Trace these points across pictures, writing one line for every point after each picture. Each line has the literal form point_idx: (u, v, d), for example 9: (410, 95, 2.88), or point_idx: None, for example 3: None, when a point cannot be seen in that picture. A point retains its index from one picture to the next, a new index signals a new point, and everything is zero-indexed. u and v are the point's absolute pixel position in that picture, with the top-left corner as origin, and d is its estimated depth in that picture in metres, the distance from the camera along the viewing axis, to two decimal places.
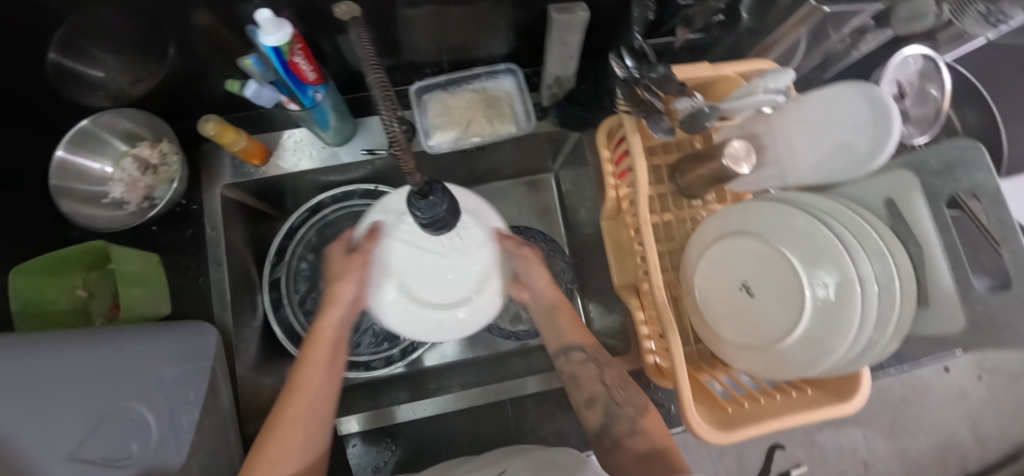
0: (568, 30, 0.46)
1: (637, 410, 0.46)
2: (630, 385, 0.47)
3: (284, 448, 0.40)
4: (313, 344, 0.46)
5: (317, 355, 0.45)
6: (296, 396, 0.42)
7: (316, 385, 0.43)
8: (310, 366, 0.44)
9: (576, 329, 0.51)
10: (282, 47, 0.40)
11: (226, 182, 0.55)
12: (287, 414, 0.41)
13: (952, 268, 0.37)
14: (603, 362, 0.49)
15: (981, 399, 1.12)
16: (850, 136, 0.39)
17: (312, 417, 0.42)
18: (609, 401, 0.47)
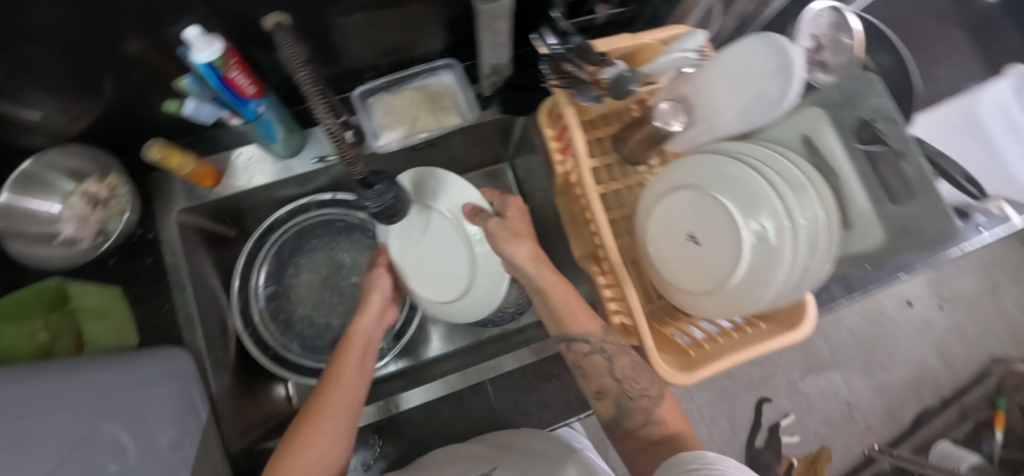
0: (494, 18, 0.47)
1: (653, 401, 0.48)
2: (641, 375, 0.48)
3: (317, 436, 0.43)
4: (348, 346, 0.52)
5: (353, 357, 0.51)
6: (331, 391, 0.46)
7: (349, 382, 0.48)
8: (345, 365, 0.50)
9: (578, 313, 0.50)
10: (216, 63, 0.41)
11: (181, 208, 0.55)
12: (324, 406, 0.45)
13: (867, 190, 0.40)
14: (611, 354, 0.49)
15: (945, 327, 1.19)
16: (762, 83, 0.43)
17: (343, 410, 0.45)
18: (621, 396, 0.49)
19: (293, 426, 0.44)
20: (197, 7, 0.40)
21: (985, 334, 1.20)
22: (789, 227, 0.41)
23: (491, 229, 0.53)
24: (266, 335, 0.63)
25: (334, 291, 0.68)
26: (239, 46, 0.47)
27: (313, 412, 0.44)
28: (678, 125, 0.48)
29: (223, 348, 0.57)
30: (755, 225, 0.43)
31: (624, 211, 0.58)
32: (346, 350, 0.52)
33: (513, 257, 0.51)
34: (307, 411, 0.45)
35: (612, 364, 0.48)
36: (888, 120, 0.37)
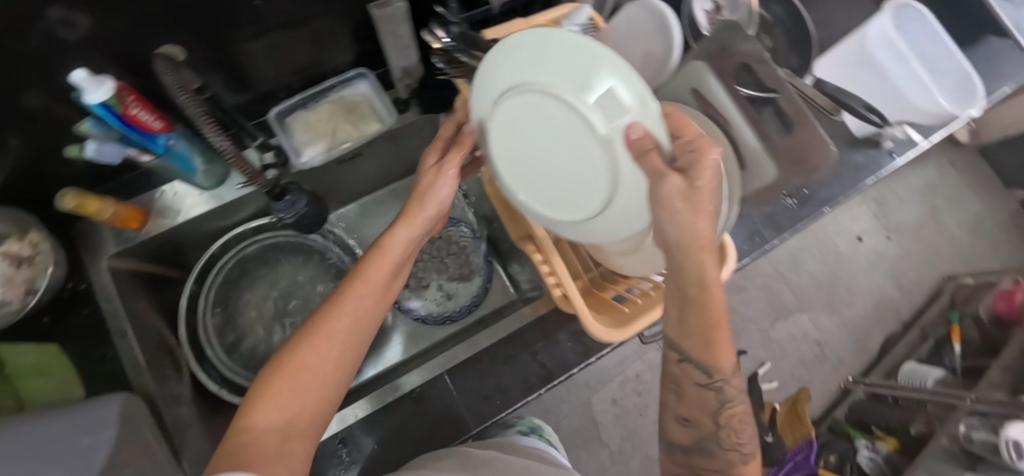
0: (393, 22, 0.51)
1: (741, 457, 0.42)
2: (740, 429, 0.41)
3: (316, 357, 0.35)
4: (377, 257, 0.41)
5: (378, 271, 0.40)
6: (341, 309, 0.38)
7: (362, 305, 0.39)
8: (367, 278, 0.40)
9: (727, 352, 0.38)
10: (111, 101, 0.41)
11: (110, 253, 0.54)
12: (331, 323, 0.37)
13: (752, 128, 0.43)
14: (729, 398, 0.41)
15: (895, 255, 1.26)
16: (649, 46, 0.47)
17: (349, 334, 0.38)
18: (711, 440, 0.41)
19: (294, 335, 0.37)
20: (87, 46, 0.40)
21: (932, 255, 1.27)
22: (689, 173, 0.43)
23: (662, 192, 0.31)
24: (224, 367, 0.61)
25: (287, 312, 0.69)
26: (142, 82, 0.48)
27: (319, 325, 0.37)
28: None
29: (181, 386, 0.56)
30: None
31: None
32: (376, 256, 0.41)
33: (679, 246, 0.34)
34: (311, 322, 0.37)
35: (722, 409, 0.41)
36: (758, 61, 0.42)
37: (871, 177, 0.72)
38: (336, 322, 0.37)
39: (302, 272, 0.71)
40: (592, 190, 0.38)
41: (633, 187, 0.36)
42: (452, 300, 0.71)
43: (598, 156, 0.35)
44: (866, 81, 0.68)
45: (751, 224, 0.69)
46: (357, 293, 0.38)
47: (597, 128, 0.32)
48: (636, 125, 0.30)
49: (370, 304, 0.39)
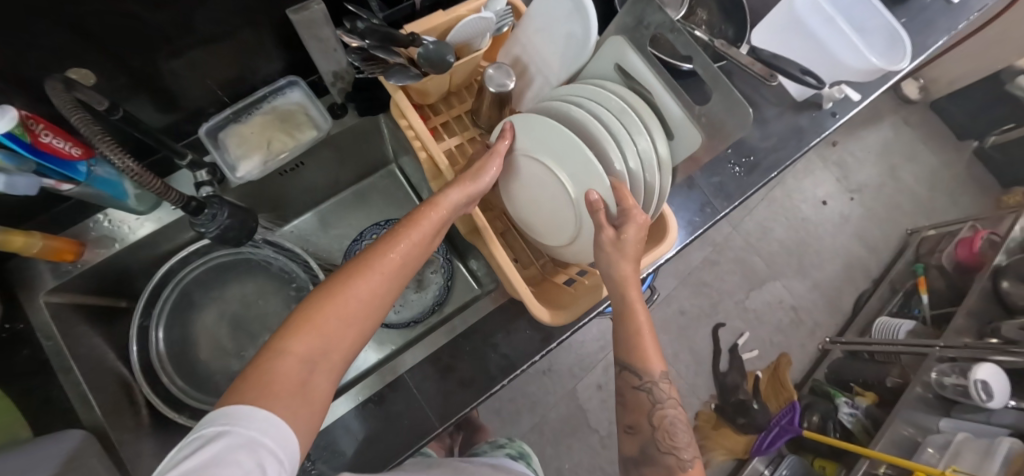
0: (314, 26, 0.50)
1: (681, 462, 0.43)
2: (676, 430, 0.44)
3: (356, 299, 0.34)
4: (424, 215, 0.41)
5: (425, 230, 0.40)
6: (386, 259, 0.37)
7: (405, 261, 0.38)
8: (414, 233, 0.40)
9: (657, 354, 0.44)
10: (16, 131, 0.39)
11: (48, 288, 0.53)
12: (375, 271, 0.36)
13: (675, 97, 0.43)
14: (661, 402, 0.44)
15: (859, 215, 1.29)
16: (571, 26, 0.47)
17: (385, 285, 0.36)
18: (649, 443, 0.44)
19: (342, 270, 0.36)
20: None
21: (894, 212, 1.31)
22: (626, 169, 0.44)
23: (598, 239, 0.43)
24: (181, 394, 0.60)
25: (246, 331, 0.67)
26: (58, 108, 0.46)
27: (363, 269, 0.36)
28: (514, 84, 0.50)
29: (135, 416, 0.55)
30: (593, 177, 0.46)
31: None
32: (425, 214, 0.41)
33: (614, 277, 0.44)
34: (357, 264, 0.36)
35: (653, 410, 0.44)
36: (671, 30, 0.42)
37: (816, 139, 0.73)
38: (373, 270, 0.36)
39: (258, 288, 0.69)
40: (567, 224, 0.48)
41: (590, 236, 0.47)
42: (414, 302, 0.70)
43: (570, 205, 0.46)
44: (796, 44, 0.70)
45: (702, 196, 0.69)
46: (395, 251, 0.38)
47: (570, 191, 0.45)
48: (591, 191, 0.42)
49: (402, 270, 0.38)
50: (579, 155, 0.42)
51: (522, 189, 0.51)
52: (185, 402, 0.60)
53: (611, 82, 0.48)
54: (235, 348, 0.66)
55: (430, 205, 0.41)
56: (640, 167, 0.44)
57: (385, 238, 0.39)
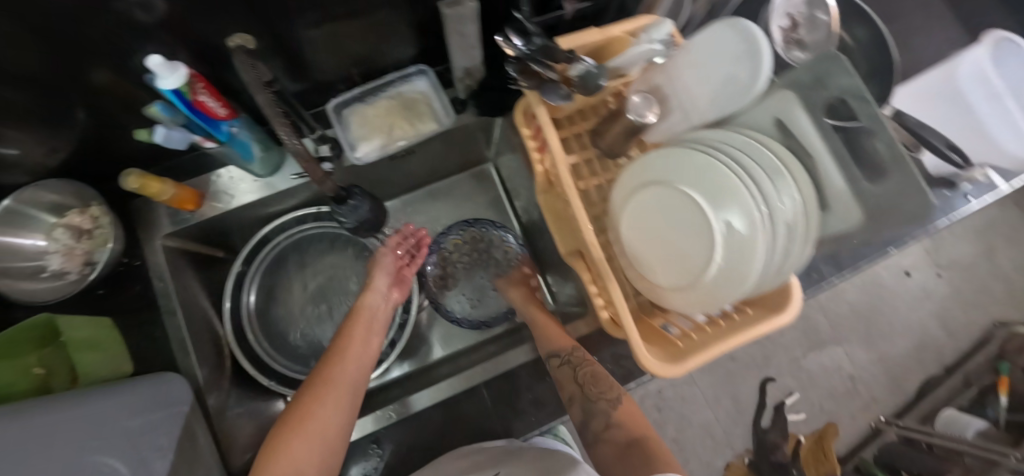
0: (462, 21, 0.48)
1: (610, 403, 0.49)
2: (601, 381, 0.50)
3: (325, 403, 0.46)
4: (355, 320, 0.57)
5: (359, 331, 0.56)
6: (336, 364, 0.51)
7: (354, 356, 0.52)
8: (351, 338, 0.54)
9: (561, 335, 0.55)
10: (182, 88, 0.41)
11: (165, 232, 0.56)
12: (330, 376, 0.49)
13: (842, 171, 0.40)
14: (577, 364, 0.51)
15: (942, 294, 1.19)
16: (733, 70, 0.42)
17: (346, 382, 0.49)
18: (586, 400, 0.49)
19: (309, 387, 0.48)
20: (162, 29, 0.40)
21: (983, 297, 1.20)
22: (768, 211, 0.42)
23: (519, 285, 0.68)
24: (263, 352, 0.65)
25: (327, 303, 0.70)
26: (211, 67, 0.48)
27: (316, 383, 0.48)
28: (654, 117, 0.48)
29: (218, 367, 0.58)
30: (725, 218, 0.44)
31: (605, 207, 0.58)
32: (351, 324, 0.56)
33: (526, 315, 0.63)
34: (317, 379, 0.49)
35: (577, 372, 0.50)
36: (857, 97, 0.38)
37: (943, 219, 0.66)
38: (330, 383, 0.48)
39: (342, 263, 0.71)
40: (698, 257, 0.45)
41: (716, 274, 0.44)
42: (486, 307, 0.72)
43: (705, 237, 0.45)
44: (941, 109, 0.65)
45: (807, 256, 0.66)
46: (340, 363, 0.51)
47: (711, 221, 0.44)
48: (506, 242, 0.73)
49: (358, 372, 0.51)
50: (730, 180, 0.43)
51: (634, 229, 0.50)
52: (262, 360, 0.64)
53: (766, 137, 0.45)
54: (315, 317, 0.69)
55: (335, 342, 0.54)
56: (784, 208, 0.42)
57: (325, 357, 0.52)
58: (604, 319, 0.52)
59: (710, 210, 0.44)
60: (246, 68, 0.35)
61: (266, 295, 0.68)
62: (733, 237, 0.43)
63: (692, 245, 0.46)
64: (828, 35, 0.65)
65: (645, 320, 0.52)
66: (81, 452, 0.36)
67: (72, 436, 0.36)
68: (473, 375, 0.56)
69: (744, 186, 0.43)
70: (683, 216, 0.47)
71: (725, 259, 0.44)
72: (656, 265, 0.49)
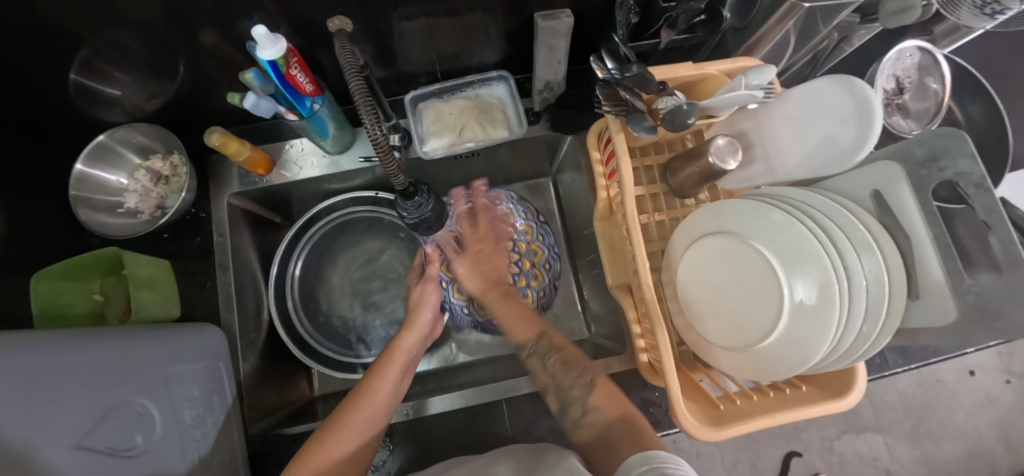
0: (554, 36, 0.49)
1: (586, 390, 0.48)
2: (571, 368, 0.49)
3: (338, 451, 0.46)
4: (392, 357, 0.52)
5: (393, 370, 0.51)
6: (361, 410, 0.48)
7: (383, 400, 0.49)
8: (383, 379, 0.50)
9: (513, 321, 0.52)
10: (278, 61, 0.42)
11: (233, 191, 0.60)
12: (348, 422, 0.47)
13: (944, 260, 0.36)
14: (544, 354, 0.50)
15: (1009, 405, 1.01)
16: (834, 129, 0.40)
17: (363, 433, 0.47)
18: (561, 390, 0.49)
19: (329, 423, 0.47)
20: (274, 7, 0.42)
21: None
22: (848, 286, 0.38)
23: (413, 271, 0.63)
24: (296, 318, 0.66)
25: (366, 285, 0.71)
26: (309, 46, 0.50)
27: (336, 430, 0.46)
28: (736, 163, 0.46)
29: (255, 330, 0.61)
30: (795, 286, 0.40)
31: (663, 246, 0.56)
32: (387, 361, 0.52)
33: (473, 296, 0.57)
34: (337, 416, 0.48)
35: (546, 363, 0.50)
36: (975, 185, 0.34)
37: None
38: (349, 425, 0.47)
39: (385, 250, 0.72)
40: (760, 322, 0.42)
41: (772, 344, 0.41)
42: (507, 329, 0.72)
43: (772, 303, 0.42)
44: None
45: None
46: (368, 402, 0.48)
47: (781, 289, 0.41)
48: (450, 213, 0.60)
49: (386, 408, 0.50)
50: (810, 246, 0.40)
51: (694, 281, 0.47)
52: (298, 332, 0.65)
53: (858, 206, 0.42)
54: (350, 296, 0.70)
55: (374, 376, 0.50)
56: (864, 287, 0.38)
57: (351, 395, 0.50)
58: (643, 362, 0.50)
59: (786, 281, 0.40)
60: (341, 51, 0.34)
61: (314, 262, 0.69)
62: (801, 308, 0.40)
63: (757, 308, 0.43)
64: (937, 105, 0.61)
65: (686, 373, 0.50)
66: (121, 390, 0.38)
67: (119, 370, 0.39)
68: (492, 389, 0.57)
69: (827, 256, 0.39)
70: (750, 274, 0.44)
71: (788, 332, 0.40)
72: (711, 319, 0.46)
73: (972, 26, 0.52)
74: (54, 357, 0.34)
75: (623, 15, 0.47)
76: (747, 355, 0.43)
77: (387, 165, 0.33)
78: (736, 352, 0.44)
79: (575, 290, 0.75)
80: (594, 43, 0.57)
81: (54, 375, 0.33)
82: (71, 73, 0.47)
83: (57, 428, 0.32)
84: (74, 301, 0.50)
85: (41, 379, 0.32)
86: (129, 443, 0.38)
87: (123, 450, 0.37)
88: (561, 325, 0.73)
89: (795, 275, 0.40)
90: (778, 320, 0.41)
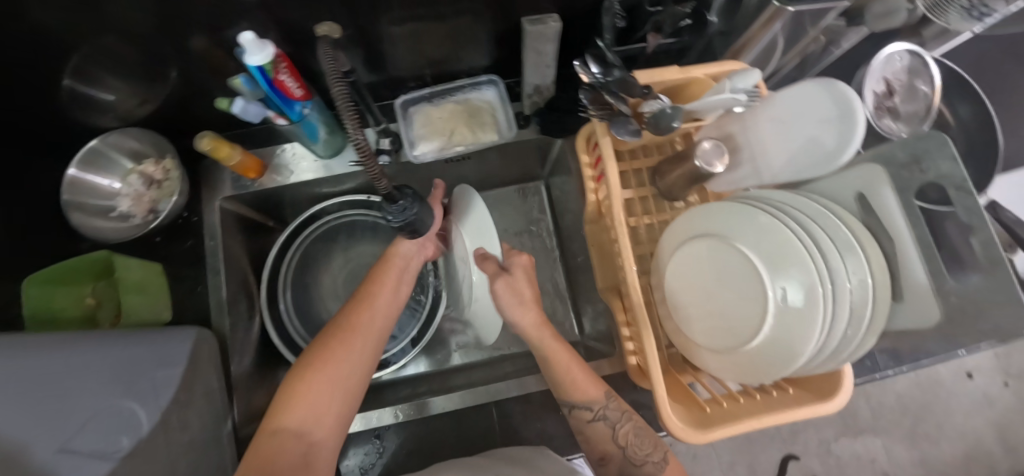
0: (541, 40, 0.49)
1: (658, 466, 0.45)
2: (645, 438, 0.47)
3: (343, 356, 0.44)
4: (387, 266, 0.52)
5: (389, 276, 0.52)
6: (363, 314, 0.48)
7: (382, 307, 0.50)
8: (382, 284, 0.51)
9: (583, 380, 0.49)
10: (266, 66, 0.42)
11: (225, 194, 0.60)
12: (354, 325, 0.47)
13: (926, 263, 0.36)
14: (615, 421, 0.48)
15: (1008, 406, 1.00)
16: (816, 132, 0.40)
17: (365, 338, 0.47)
18: (625, 463, 0.46)
19: (324, 342, 0.45)
20: (262, 15, 0.43)
21: None
22: (832, 288, 0.38)
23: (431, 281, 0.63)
24: (289, 320, 0.66)
25: (359, 288, 0.71)
26: (298, 51, 0.50)
27: (338, 332, 0.46)
28: (722, 167, 0.46)
29: (247, 333, 0.61)
30: (778, 283, 0.40)
31: (651, 248, 0.56)
32: (384, 268, 0.52)
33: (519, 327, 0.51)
34: (337, 326, 0.47)
35: (616, 431, 0.47)
36: (958, 186, 0.34)
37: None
38: (353, 327, 0.46)
39: (377, 253, 0.73)
40: (747, 321, 0.42)
41: (759, 342, 0.41)
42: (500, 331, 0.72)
43: (758, 297, 0.42)
44: (1015, 195, 0.66)
45: None
46: (370, 308, 0.49)
47: (766, 285, 0.41)
48: None
49: (386, 312, 0.50)
50: (794, 246, 0.40)
51: (681, 279, 0.48)
52: (291, 337, 0.65)
53: (843, 208, 0.42)
54: (343, 299, 0.71)
55: (373, 283, 0.51)
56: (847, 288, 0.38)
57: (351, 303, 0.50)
58: (631, 365, 0.50)
59: (769, 282, 0.41)
60: (325, 56, 0.34)
61: (307, 265, 0.70)
62: (786, 309, 0.40)
63: (747, 301, 0.43)
64: (926, 107, 0.62)
65: (675, 376, 0.50)
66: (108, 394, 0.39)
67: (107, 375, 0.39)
68: (482, 392, 0.57)
69: (811, 255, 0.39)
70: (734, 274, 0.44)
71: (775, 333, 0.40)
72: (699, 320, 0.46)
73: (960, 29, 0.52)
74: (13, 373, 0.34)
75: (610, 20, 0.48)
76: (733, 356, 0.43)
77: (370, 170, 0.33)
78: (719, 352, 0.44)
79: (566, 291, 0.75)
80: (584, 47, 0.57)
81: (15, 389, 0.33)
82: (64, 79, 0.47)
83: None
84: (66, 304, 0.51)
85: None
86: (114, 445, 0.37)
87: (108, 452, 0.37)
88: (553, 328, 0.73)
89: (780, 276, 0.41)
90: (763, 325, 0.41)
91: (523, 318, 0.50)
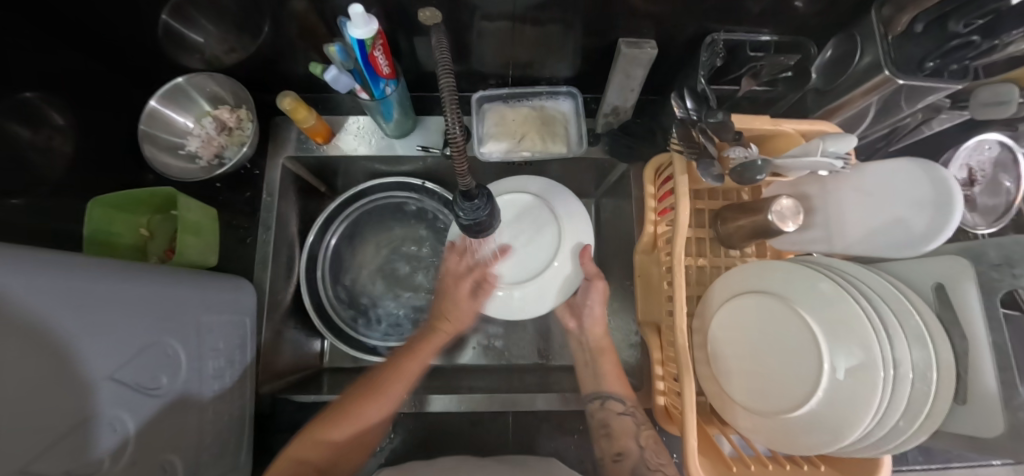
0: (634, 63, 0.49)
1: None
2: (662, 451, 0.49)
3: (367, 412, 0.49)
4: (427, 340, 0.57)
5: (423, 353, 0.56)
6: (392, 380, 0.52)
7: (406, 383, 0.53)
8: (414, 359, 0.55)
9: (616, 378, 0.55)
10: (367, 40, 0.42)
11: (289, 153, 0.61)
12: (381, 389, 0.51)
13: (999, 370, 0.35)
14: (640, 421, 0.52)
15: None
16: (905, 213, 0.39)
17: (392, 399, 0.51)
18: (641, 463, 0.48)
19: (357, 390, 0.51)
20: None
21: None
22: (895, 374, 0.36)
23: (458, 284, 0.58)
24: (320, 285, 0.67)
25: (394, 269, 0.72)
26: (393, 30, 0.50)
27: (371, 386, 0.51)
28: (795, 227, 0.44)
29: (282, 292, 0.62)
30: (836, 360, 0.38)
31: (699, 291, 0.55)
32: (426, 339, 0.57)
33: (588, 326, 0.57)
34: (370, 379, 0.52)
35: (639, 429, 0.51)
36: None
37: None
38: (381, 390, 0.51)
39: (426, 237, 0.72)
40: (793, 387, 0.40)
41: (801, 415, 0.40)
42: (521, 341, 0.72)
43: (809, 368, 0.40)
44: None
45: None
46: (401, 377, 0.53)
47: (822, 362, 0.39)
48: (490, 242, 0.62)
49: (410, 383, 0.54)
50: (859, 328, 0.38)
51: (729, 331, 0.46)
52: (321, 302, 0.66)
53: (918, 297, 0.41)
54: (376, 276, 0.71)
55: (407, 357, 0.54)
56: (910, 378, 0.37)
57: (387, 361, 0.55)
58: (659, 405, 0.49)
59: (827, 355, 0.39)
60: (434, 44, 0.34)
61: (348, 237, 0.70)
62: (839, 388, 0.38)
63: (797, 372, 0.41)
64: (1007, 204, 0.58)
65: (702, 426, 0.49)
66: (156, 330, 0.39)
67: (157, 312, 0.40)
68: (502, 399, 0.57)
69: (878, 338, 0.37)
70: (788, 341, 0.42)
71: (820, 409, 0.39)
72: (743, 376, 0.44)
73: None
74: (101, 288, 0.34)
75: (708, 57, 0.48)
76: (768, 420, 0.42)
77: (458, 164, 0.33)
78: (751, 414, 0.43)
79: None
80: (669, 77, 0.57)
81: None
82: (162, 13, 0.48)
83: (98, 357, 0.33)
84: (122, 230, 0.53)
85: (86, 308, 0.32)
86: (155, 382, 0.38)
87: (148, 387, 0.38)
88: None
89: (841, 355, 0.38)
90: (809, 396, 0.39)
91: (595, 307, 0.57)
